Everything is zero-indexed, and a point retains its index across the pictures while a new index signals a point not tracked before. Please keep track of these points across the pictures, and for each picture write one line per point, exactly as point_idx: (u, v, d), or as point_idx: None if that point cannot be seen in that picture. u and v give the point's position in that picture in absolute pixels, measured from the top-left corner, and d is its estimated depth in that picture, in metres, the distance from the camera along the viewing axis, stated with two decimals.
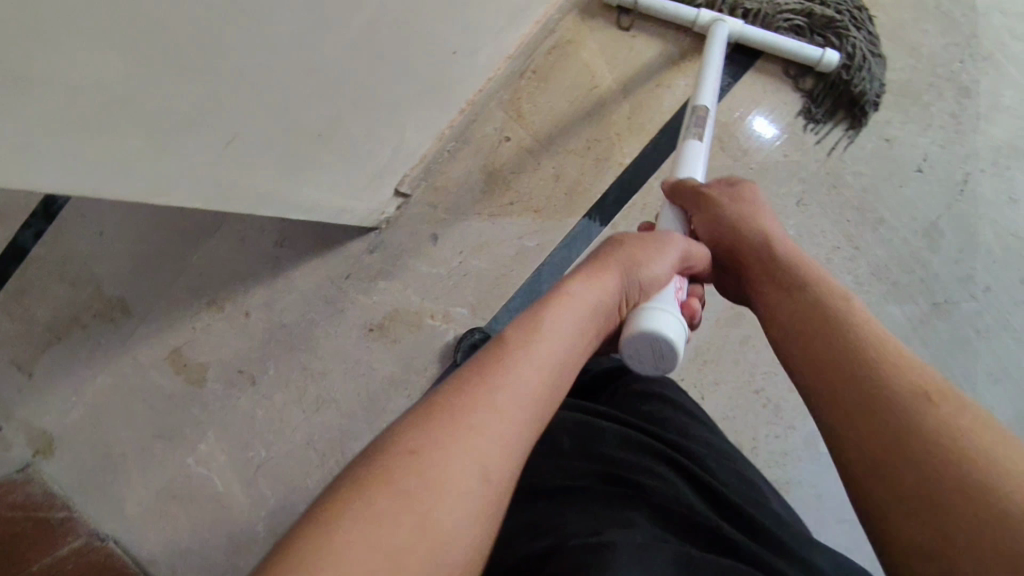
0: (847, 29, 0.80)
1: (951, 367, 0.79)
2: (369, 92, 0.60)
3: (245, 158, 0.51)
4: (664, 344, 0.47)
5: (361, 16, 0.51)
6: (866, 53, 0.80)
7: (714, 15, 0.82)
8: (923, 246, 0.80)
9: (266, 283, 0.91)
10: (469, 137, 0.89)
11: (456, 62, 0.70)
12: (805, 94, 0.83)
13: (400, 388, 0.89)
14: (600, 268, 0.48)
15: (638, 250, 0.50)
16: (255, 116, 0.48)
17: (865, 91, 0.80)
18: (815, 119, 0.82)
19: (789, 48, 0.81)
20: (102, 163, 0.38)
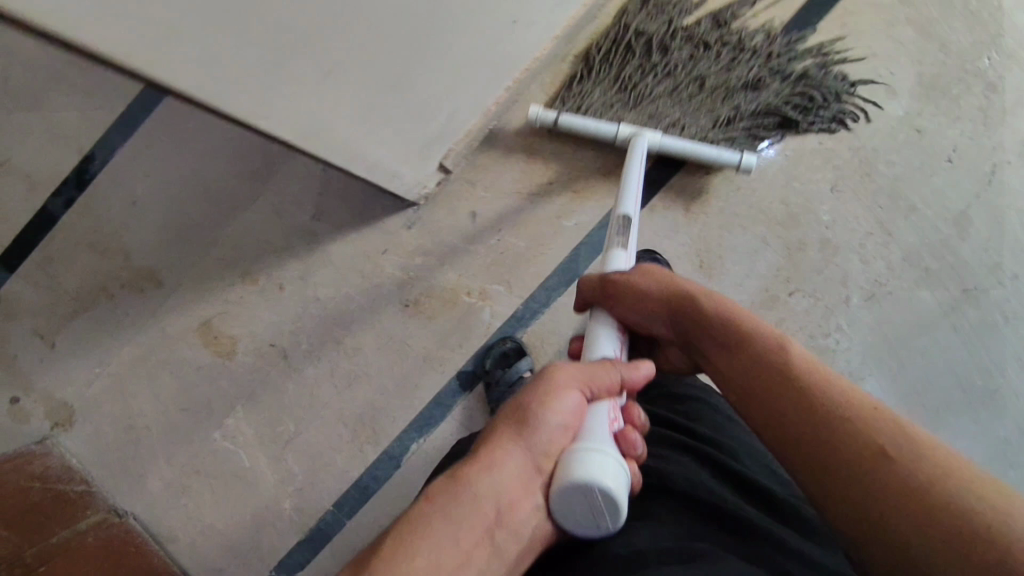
0: (784, 69, 0.82)
1: (975, 352, 0.83)
2: (443, 52, 0.59)
3: (330, 106, 0.50)
4: (605, 495, 0.43)
5: None
6: (813, 78, 0.82)
7: (634, 130, 0.80)
8: (952, 233, 0.83)
9: (300, 256, 0.90)
10: (510, 120, 0.90)
11: (515, 34, 0.69)
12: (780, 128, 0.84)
13: (435, 364, 0.89)
14: (499, 438, 0.46)
15: (531, 397, 0.47)
16: (350, 58, 0.48)
17: (815, 126, 0.84)
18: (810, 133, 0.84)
19: (708, 154, 0.80)
20: (231, 84, 0.38)
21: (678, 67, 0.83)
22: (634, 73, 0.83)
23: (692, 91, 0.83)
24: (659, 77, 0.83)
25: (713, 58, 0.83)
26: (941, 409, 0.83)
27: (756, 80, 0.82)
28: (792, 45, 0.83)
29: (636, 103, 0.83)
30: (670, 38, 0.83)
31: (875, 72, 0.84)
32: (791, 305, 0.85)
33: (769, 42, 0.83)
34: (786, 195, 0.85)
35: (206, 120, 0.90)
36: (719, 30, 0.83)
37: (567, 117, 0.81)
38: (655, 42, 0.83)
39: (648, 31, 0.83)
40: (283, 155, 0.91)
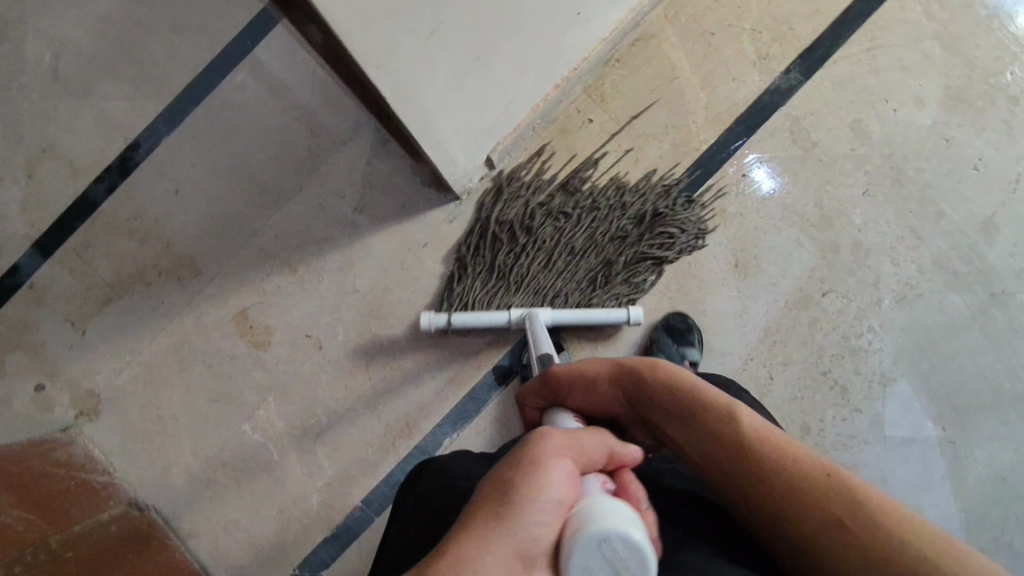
0: (638, 210, 0.87)
1: (1006, 354, 0.85)
2: (516, 33, 0.61)
3: (425, 57, 0.51)
4: (628, 549, 0.37)
5: None
6: (664, 210, 0.87)
7: (523, 312, 0.81)
8: (980, 238, 0.86)
9: (341, 248, 0.91)
10: (554, 118, 0.89)
11: (575, 28, 0.72)
12: (655, 261, 0.87)
13: (472, 359, 0.90)
14: (477, 533, 0.36)
15: (511, 473, 0.40)
16: (454, 12, 0.49)
17: (684, 255, 0.88)
18: (681, 247, 0.87)
19: (597, 316, 0.83)
20: (357, 6, 0.40)
21: (546, 241, 0.85)
22: (505, 252, 0.85)
23: (570, 254, 0.85)
24: (531, 249, 0.85)
25: (574, 223, 0.86)
26: (972, 411, 0.84)
27: (621, 235, 0.86)
28: (648, 198, 0.87)
29: (519, 285, 0.84)
30: (530, 217, 0.86)
31: (905, 84, 0.88)
32: (824, 305, 0.86)
33: (617, 191, 0.87)
34: (820, 197, 0.88)
35: (255, 112, 0.92)
36: (573, 195, 0.87)
37: (459, 317, 0.81)
38: (516, 226, 0.86)
39: (509, 208, 0.87)
40: (329, 148, 0.92)
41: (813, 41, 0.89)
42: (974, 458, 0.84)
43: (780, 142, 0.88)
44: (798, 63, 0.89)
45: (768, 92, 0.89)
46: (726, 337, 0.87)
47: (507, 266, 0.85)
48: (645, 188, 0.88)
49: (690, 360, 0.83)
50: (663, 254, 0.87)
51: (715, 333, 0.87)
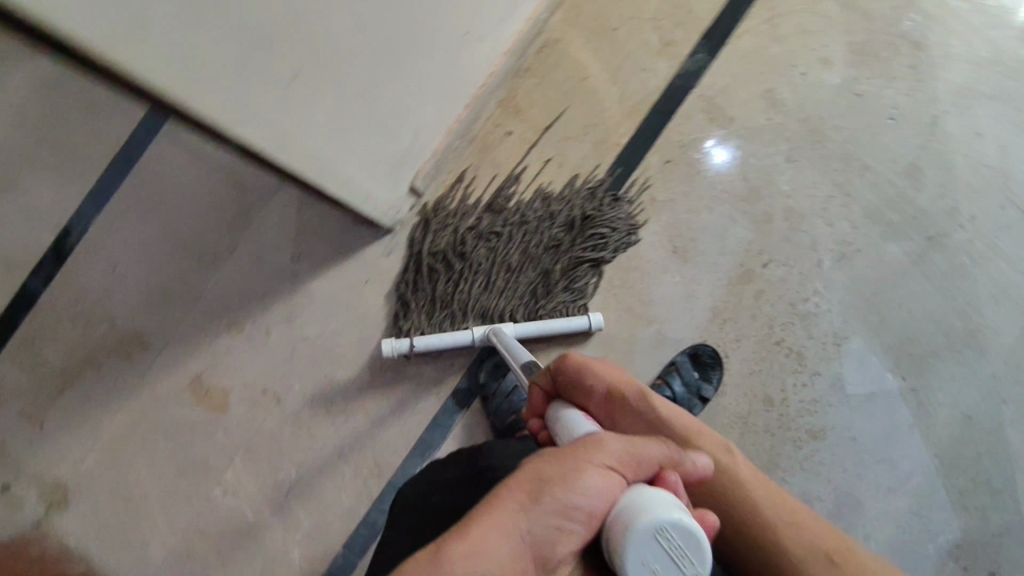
0: (565, 218, 0.88)
1: (951, 294, 0.86)
2: (397, 67, 0.62)
3: (287, 95, 0.51)
4: (683, 536, 0.37)
5: None
6: (591, 212, 0.88)
7: (486, 330, 0.84)
8: (908, 186, 0.86)
9: (285, 299, 0.91)
10: (474, 136, 0.90)
11: (466, 50, 0.72)
12: (595, 262, 0.88)
13: (430, 387, 0.89)
14: (513, 511, 0.38)
15: (552, 470, 0.40)
16: (305, 47, 0.49)
17: (620, 253, 0.89)
18: (616, 245, 0.88)
19: (558, 326, 0.86)
20: (188, 75, 0.41)
21: (481, 264, 0.87)
22: (444, 282, 0.88)
23: (507, 274, 0.87)
24: (468, 275, 0.87)
25: (505, 242, 0.88)
26: (927, 356, 0.86)
27: (555, 243, 0.88)
28: (574, 204, 0.89)
29: (463, 312, 0.87)
30: (461, 243, 0.88)
31: (810, 46, 0.89)
32: (767, 276, 0.87)
33: (540, 203, 0.89)
34: (746, 171, 0.88)
35: (178, 179, 0.92)
36: (499, 215, 0.89)
37: (423, 340, 0.85)
38: (450, 254, 0.88)
39: (442, 237, 0.89)
40: (257, 201, 0.92)
41: (713, 20, 0.89)
42: (936, 402, 0.85)
43: (698, 123, 0.89)
44: (702, 44, 0.89)
45: (678, 77, 0.89)
46: (676, 323, 0.88)
47: (449, 296, 0.88)
48: (570, 195, 0.89)
49: (702, 395, 0.85)
50: (599, 255, 0.88)
51: (666, 321, 0.88)
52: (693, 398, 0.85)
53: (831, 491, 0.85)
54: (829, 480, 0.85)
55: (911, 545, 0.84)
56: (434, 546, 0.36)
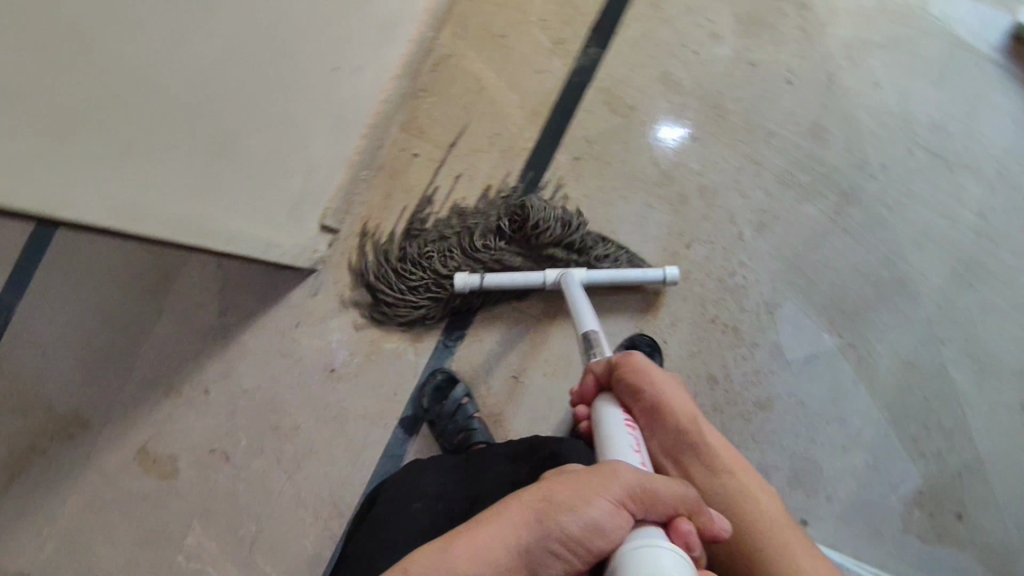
0: (485, 224, 0.88)
1: (873, 246, 0.86)
2: (260, 109, 0.61)
3: (134, 172, 0.49)
4: None
5: (222, 19, 0.51)
6: (506, 211, 0.87)
7: (559, 272, 0.80)
8: (814, 145, 0.87)
9: (219, 354, 0.90)
10: (381, 164, 0.89)
11: (341, 80, 0.72)
12: (544, 256, 0.86)
13: (377, 419, 0.89)
14: (523, 521, 0.42)
15: (563, 495, 0.43)
16: (138, 122, 0.47)
17: (563, 234, 0.85)
18: (555, 232, 0.85)
19: (632, 276, 0.83)
20: (29, 176, 0.40)
21: (423, 286, 0.87)
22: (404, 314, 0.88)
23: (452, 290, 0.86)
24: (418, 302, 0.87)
25: (435, 261, 0.87)
26: (861, 310, 0.86)
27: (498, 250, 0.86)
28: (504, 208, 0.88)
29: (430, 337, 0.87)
30: (400, 272, 0.88)
31: (696, 24, 0.89)
32: (692, 256, 0.87)
33: (458, 217, 0.89)
34: (656, 155, 0.88)
35: (95, 254, 0.92)
36: (422, 237, 0.89)
37: (495, 276, 0.82)
38: (394, 285, 0.88)
39: (387, 271, 0.88)
40: (177, 263, 0.92)
41: (598, 13, 0.90)
42: (877, 353, 0.85)
43: (601, 115, 0.89)
44: (591, 38, 0.90)
45: (573, 73, 0.89)
46: (612, 317, 0.88)
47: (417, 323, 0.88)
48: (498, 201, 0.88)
49: None
50: (540, 249, 0.86)
51: (600, 316, 0.88)
52: None
53: (789, 458, 0.85)
54: (785, 447, 0.85)
55: (874, 499, 0.84)
56: (451, 537, 0.42)
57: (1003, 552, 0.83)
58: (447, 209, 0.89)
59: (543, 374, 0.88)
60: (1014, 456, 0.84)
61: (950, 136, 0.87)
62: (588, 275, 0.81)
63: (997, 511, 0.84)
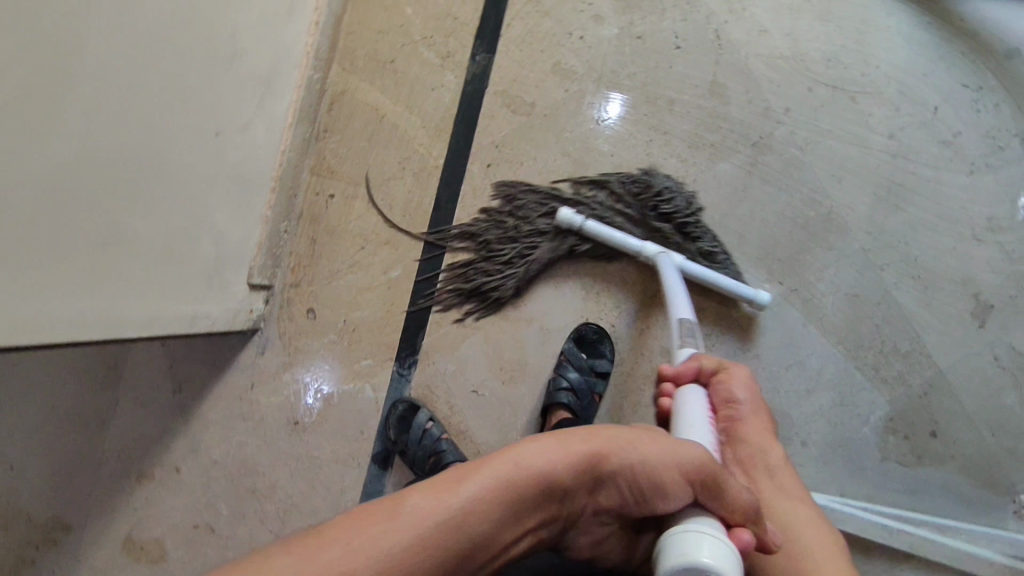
0: (607, 184, 0.87)
1: (794, 188, 0.87)
2: (148, 192, 0.61)
3: (22, 289, 0.49)
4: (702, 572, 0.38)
5: (85, 121, 0.51)
6: (635, 177, 0.86)
7: (659, 249, 0.81)
8: (715, 103, 0.87)
9: (182, 431, 0.91)
10: (300, 213, 0.90)
11: (227, 144, 0.72)
12: (656, 222, 0.85)
13: (349, 461, 0.89)
14: (618, 446, 0.47)
15: (646, 447, 0.47)
16: (16, 242, 0.48)
17: (678, 220, 0.85)
18: (671, 203, 0.85)
19: (727, 286, 0.81)
20: None
21: (518, 242, 0.87)
22: (491, 266, 0.87)
23: (553, 237, 0.86)
24: (510, 251, 0.87)
25: (542, 214, 0.87)
26: (796, 253, 0.86)
27: (606, 215, 0.86)
28: (619, 180, 0.86)
29: (505, 290, 0.87)
30: (500, 224, 0.88)
31: (577, 9, 0.90)
32: None
33: (581, 177, 0.88)
34: (565, 146, 0.88)
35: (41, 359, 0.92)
36: (537, 191, 0.88)
37: (594, 227, 0.82)
38: (490, 235, 0.88)
39: (488, 239, 0.88)
40: (124, 351, 0.92)
41: (479, 20, 0.90)
42: (821, 293, 0.86)
43: (503, 118, 0.89)
44: (478, 45, 0.90)
45: (468, 84, 0.90)
46: (556, 312, 0.88)
47: (496, 277, 0.87)
48: (616, 174, 0.87)
49: (600, 371, 0.85)
50: (655, 217, 0.85)
51: (545, 313, 0.88)
52: (591, 377, 0.85)
53: None
54: None
55: (848, 435, 0.85)
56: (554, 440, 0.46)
57: (984, 461, 0.83)
58: (567, 170, 0.88)
59: (501, 383, 0.88)
60: (975, 364, 0.84)
61: (846, 65, 0.87)
62: (686, 264, 0.80)
63: (970, 422, 0.84)
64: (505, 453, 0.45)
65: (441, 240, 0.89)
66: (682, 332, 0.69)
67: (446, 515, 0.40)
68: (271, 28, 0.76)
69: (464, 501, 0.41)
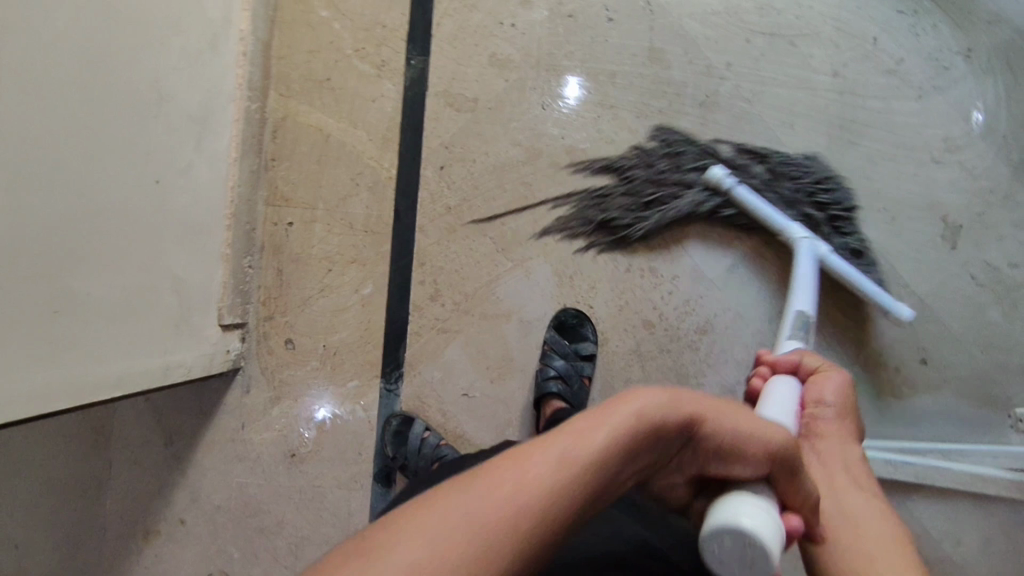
0: (768, 159, 0.85)
1: (749, 140, 0.86)
2: (95, 252, 0.61)
3: None
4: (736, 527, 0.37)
5: (17, 195, 0.50)
6: (801, 160, 0.85)
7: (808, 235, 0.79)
8: (656, 70, 0.87)
9: (181, 482, 0.90)
10: (261, 245, 0.89)
11: (170, 191, 0.71)
12: (809, 205, 0.83)
13: (351, 484, 0.88)
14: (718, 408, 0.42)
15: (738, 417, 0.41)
16: None
17: (831, 216, 0.84)
18: (829, 193, 0.84)
19: (867, 290, 0.79)
20: None
21: (658, 193, 0.85)
22: (624, 211, 0.86)
23: (698, 188, 0.85)
24: (651, 194, 0.85)
25: (689, 171, 0.85)
26: None
27: (761, 186, 0.84)
28: (778, 158, 0.85)
29: (631, 233, 0.86)
30: (645, 172, 0.86)
31: None
32: (587, 218, 0.87)
33: (740, 145, 0.86)
34: (515, 136, 0.88)
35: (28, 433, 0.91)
36: (693, 147, 0.86)
37: (742, 191, 0.81)
38: (632, 181, 0.86)
39: (633, 175, 0.86)
40: (110, 411, 0.91)
41: (408, 23, 0.89)
42: None
43: (448, 118, 0.88)
44: (411, 50, 0.89)
45: (407, 90, 0.89)
46: (534, 303, 0.87)
47: (627, 219, 0.86)
48: (777, 152, 0.86)
49: (586, 353, 0.84)
50: (810, 201, 0.83)
51: (523, 305, 0.88)
52: (577, 360, 0.84)
53: (747, 369, 0.85)
54: (738, 361, 0.85)
55: None
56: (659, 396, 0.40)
57: (977, 380, 0.83)
58: (729, 135, 0.86)
59: (490, 381, 0.88)
60: (956, 286, 0.84)
61: (780, 11, 0.87)
62: (831, 257, 0.79)
63: (958, 343, 0.84)
64: (610, 408, 0.38)
65: (407, 250, 0.89)
66: (795, 325, 0.73)
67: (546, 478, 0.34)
68: (196, 65, 0.75)
69: (572, 458, 0.35)
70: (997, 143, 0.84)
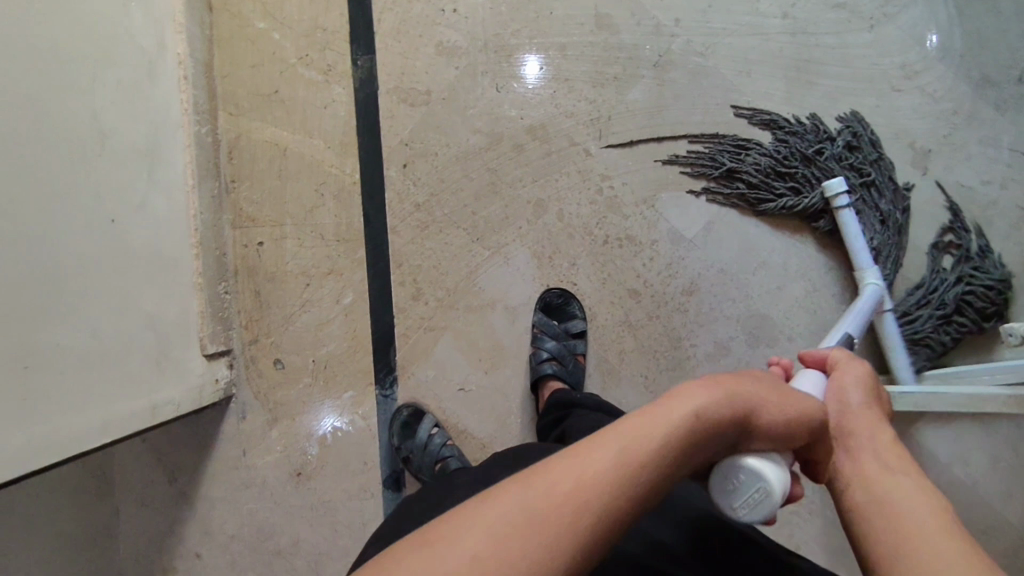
0: (960, 242, 0.82)
1: (710, 94, 0.85)
2: (61, 304, 0.59)
3: None
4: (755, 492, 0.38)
5: None
6: (994, 262, 0.80)
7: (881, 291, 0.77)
8: (605, 36, 0.85)
9: (191, 516, 0.89)
10: (234, 269, 0.88)
11: (129, 227, 0.70)
12: (956, 278, 0.80)
13: (362, 494, 0.88)
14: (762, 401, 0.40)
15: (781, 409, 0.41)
16: None
17: (959, 306, 0.79)
18: (982, 290, 0.79)
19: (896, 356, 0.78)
20: None
21: (803, 177, 0.82)
22: (763, 192, 0.84)
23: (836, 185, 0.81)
24: (796, 168, 0.82)
25: (841, 166, 0.82)
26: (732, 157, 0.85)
27: (931, 250, 0.83)
28: (969, 240, 0.81)
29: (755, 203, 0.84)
30: (802, 152, 0.83)
31: None
32: (557, 196, 0.86)
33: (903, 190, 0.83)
34: (473, 123, 0.86)
35: None
36: (856, 154, 0.82)
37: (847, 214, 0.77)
38: (787, 153, 0.83)
39: (789, 141, 0.83)
40: (108, 457, 0.90)
41: (348, 23, 0.87)
42: None
43: (403, 115, 0.87)
44: (356, 50, 0.87)
45: (358, 92, 0.87)
46: (517, 287, 0.87)
47: (764, 197, 0.84)
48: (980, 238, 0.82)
49: (576, 331, 0.85)
50: (956, 278, 0.80)
51: (507, 292, 0.87)
52: (569, 340, 0.84)
53: (736, 323, 0.85)
54: (726, 317, 0.85)
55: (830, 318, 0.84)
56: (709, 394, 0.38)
57: None
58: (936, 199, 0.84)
59: (485, 373, 0.87)
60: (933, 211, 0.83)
61: None
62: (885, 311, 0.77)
63: None
64: (655, 412, 0.37)
65: (382, 253, 0.88)
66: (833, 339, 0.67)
67: (593, 491, 0.33)
68: (135, 98, 0.73)
69: (618, 468, 0.34)
70: (955, 63, 0.83)
